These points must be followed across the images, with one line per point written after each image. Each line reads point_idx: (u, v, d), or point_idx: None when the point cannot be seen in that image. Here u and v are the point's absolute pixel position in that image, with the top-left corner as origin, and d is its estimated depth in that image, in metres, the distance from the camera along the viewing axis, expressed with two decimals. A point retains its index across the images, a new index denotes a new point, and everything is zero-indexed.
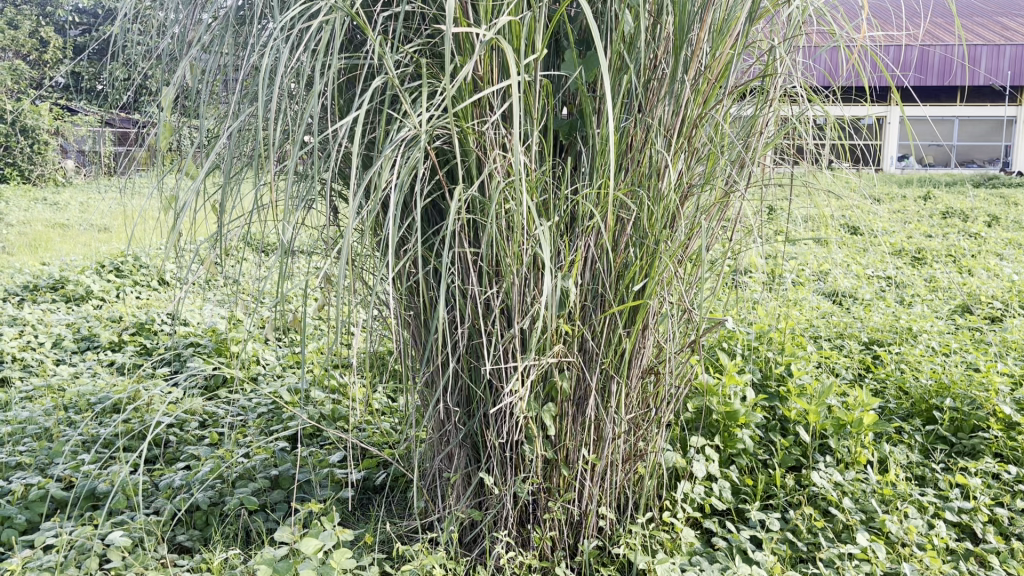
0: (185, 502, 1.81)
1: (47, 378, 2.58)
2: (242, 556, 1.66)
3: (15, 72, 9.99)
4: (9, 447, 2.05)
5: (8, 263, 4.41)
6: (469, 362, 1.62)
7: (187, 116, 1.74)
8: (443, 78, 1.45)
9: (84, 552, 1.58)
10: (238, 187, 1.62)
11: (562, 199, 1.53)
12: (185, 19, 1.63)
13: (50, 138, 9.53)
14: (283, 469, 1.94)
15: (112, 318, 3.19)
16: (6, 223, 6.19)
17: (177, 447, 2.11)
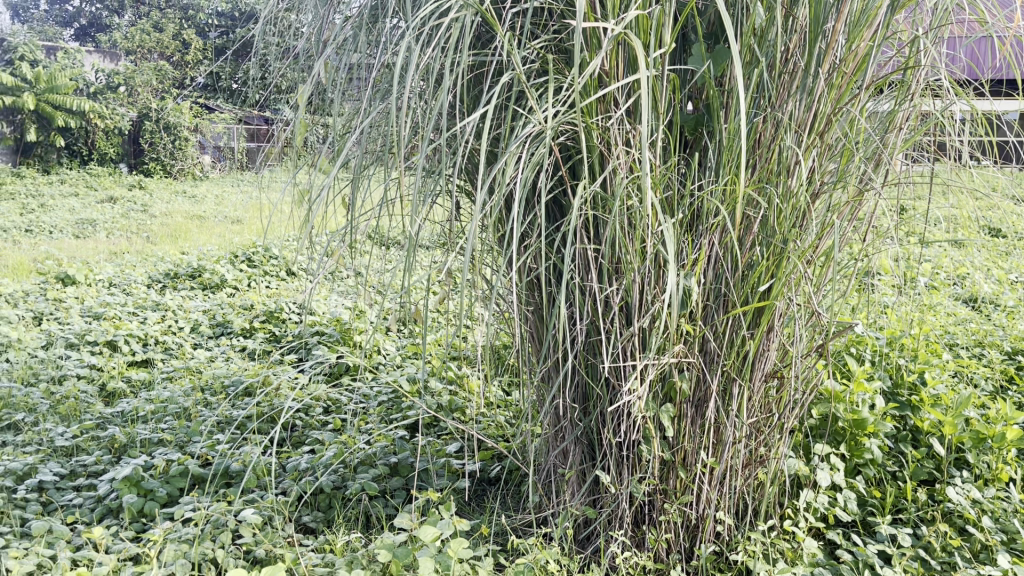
0: (311, 484, 1.88)
1: (186, 360, 2.73)
2: (364, 539, 1.71)
3: (161, 72, 10.60)
4: (153, 424, 2.18)
5: (152, 253, 4.69)
6: (587, 359, 1.62)
7: (320, 113, 1.81)
8: (569, 74, 1.46)
9: (219, 526, 1.67)
10: (366, 182, 1.67)
11: (687, 196, 1.50)
12: (319, 20, 1.69)
13: (189, 134, 10.09)
14: (402, 457, 1.99)
15: (244, 306, 3.35)
16: (150, 214, 6.59)
17: (303, 430, 2.20)
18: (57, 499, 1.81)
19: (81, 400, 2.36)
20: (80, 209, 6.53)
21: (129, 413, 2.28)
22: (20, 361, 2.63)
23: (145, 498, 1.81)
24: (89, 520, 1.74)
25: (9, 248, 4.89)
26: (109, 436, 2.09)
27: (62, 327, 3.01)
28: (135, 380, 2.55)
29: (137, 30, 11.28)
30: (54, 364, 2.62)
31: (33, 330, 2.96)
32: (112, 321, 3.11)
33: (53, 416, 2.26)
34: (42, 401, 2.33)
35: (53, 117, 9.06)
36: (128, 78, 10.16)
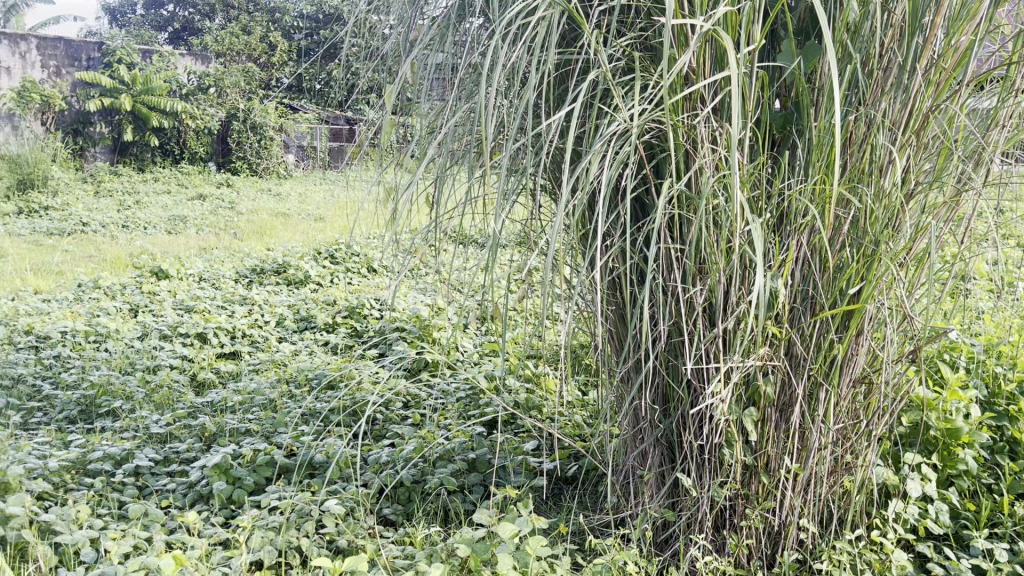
0: (391, 478, 1.91)
1: (272, 353, 2.81)
2: (443, 533, 1.73)
3: (249, 73, 10.92)
4: (241, 414, 2.25)
5: (239, 249, 4.83)
6: (669, 360, 1.60)
7: (405, 112, 1.83)
8: (655, 72, 1.44)
9: (303, 516, 1.71)
10: (450, 180, 1.68)
11: (775, 196, 1.47)
12: (406, 21, 1.71)
13: (274, 134, 10.37)
14: (480, 453, 1.99)
15: (327, 302, 3.42)
16: (238, 212, 6.79)
17: (383, 424, 2.24)
18: (152, 484, 1.89)
19: (174, 390, 2.45)
20: (173, 207, 6.78)
21: (219, 403, 2.35)
22: (118, 351, 2.75)
23: (234, 485, 1.86)
24: (181, 504, 1.81)
25: (107, 242, 5.10)
26: (199, 425, 2.17)
27: (156, 319, 3.13)
28: (224, 371, 2.64)
29: (226, 33, 11.61)
30: (149, 354, 2.74)
31: (129, 322, 3.09)
32: (203, 314, 3.23)
33: (147, 404, 2.35)
34: (138, 389, 2.43)
35: (148, 117, 9.42)
36: (218, 79, 10.48)
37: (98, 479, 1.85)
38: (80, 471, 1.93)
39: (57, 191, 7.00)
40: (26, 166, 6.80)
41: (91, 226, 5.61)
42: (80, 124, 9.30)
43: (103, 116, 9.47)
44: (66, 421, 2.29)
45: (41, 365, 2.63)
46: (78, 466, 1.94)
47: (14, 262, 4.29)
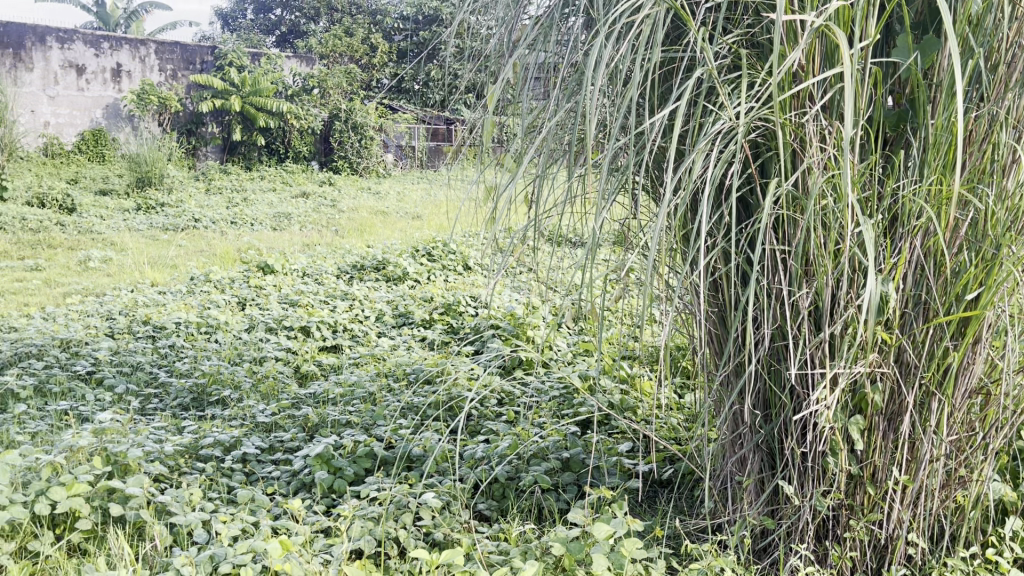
0: (486, 474, 1.93)
1: (371, 348, 2.88)
2: (537, 531, 1.74)
3: (351, 74, 11.20)
4: (342, 406, 2.32)
5: (341, 245, 4.97)
6: (772, 364, 1.56)
7: (506, 112, 1.84)
8: (762, 69, 1.41)
9: (402, 507, 1.75)
10: (550, 180, 1.68)
11: (887, 196, 1.41)
12: (509, 22, 1.72)
13: (374, 133, 10.61)
14: (574, 452, 1.99)
15: (425, 298, 3.48)
16: (339, 209, 7.00)
17: (478, 420, 2.26)
18: (258, 471, 1.96)
19: (279, 380, 2.55)
20: (278, 204, 7.04)
21: (321, 394, 2.43)
22: (228, 342, 2.87)
23: (335, 475, 1.92)
24: (285, 491, 1.88)
25: (218, 238, 5.34)
26: (303, 415, 2.24)
27: (263, 313, 3.25)
28: (326, 364, 2.72)
29: (330, 36, 11.95)
30: (256, 346, 2.85)
31: (238, 314, 3.22)
32: (306, 308, 3.34)
33: (254, 394, 2.45)
34: (246, 379, 2.53)
35: (256, 118, 9.79)
36: (322, 79, 10.77)
37: (209, 464, 1.93)
38: (192, 456, 2.03)
39: (172, 188, 7.37)
40: (145, 164, 7.13)
41: (203, 222, 5.88)
42: (194, 125, 9.82)
43: (214, 117, 9.92)
44: (180, 407, 2.41)
45: (158, 354, 2.77)
46: (191, 450, 2.04)
47: (133, 256, 4.53)
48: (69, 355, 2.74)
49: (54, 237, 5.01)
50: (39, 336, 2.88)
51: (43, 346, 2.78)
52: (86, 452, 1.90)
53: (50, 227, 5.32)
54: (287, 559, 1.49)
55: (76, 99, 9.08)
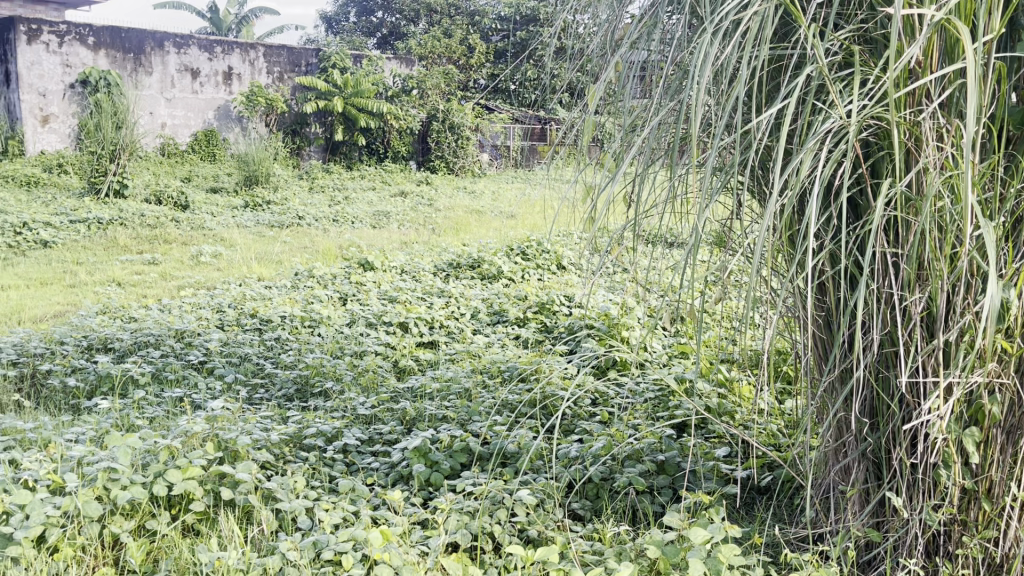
0: (580, 473, 1.93)
1: (467, 345, 2.92)
2: (632, 533, 1.73)
3: (449, 74, 11.34)
4: (439, 401, 2.36)
5: (437, 243, 5.06)
6: (880, 372, 1.51)
7: (607, 111, 1.84)
8: (875, 66, 1.36)
9: (497, 503, 1.77)
10: (652, 179, 1.67)
11: (1009, 198, 1.35)
12: (612, 20, 1.71)
13: (470, 133, 10.72)
14: (670, 455, 1.96)
15: (519, 297, 3.51)
16: (435, 208, 7.11)
17: (572, 420, 2.26)
18: (358, 462, 2.02)
19: (378, 374, 2.61)
20: (376, 203, 7.21)
21: (418, 389, 2.48)
22: (330, 336, 2.96)
23: (431, 468, 1.96)
24: (384, 483, 1.93)
25: (320, 235, 5.51)
26: (401, 408, 2.29)
27: (363, 308, 3.34)
28: (423, 360, 2.77)
29: (428, 37, 12.14)
30: (357, 340, 2.93)
31: (340, 309, 3.32)
32: (404, 304, 3.41)
33: (355, 387, 2.52)
34: (347, 372, 2.61)
35: (357, 119, 10.04)
36: (421, 80, 10.90)
37: (312, 454, 2.00)
38: (297, 445, 2.10)
39: (278, 186, 7.64)
40: (252, 164, 7.39)
41: (306, 219, 6.08)
42: (299, 125, 10.16)
43: (318, 118, 10.25)
44: (285, 397, 2.50)
45: (264, 346, 2.88)
46: (295, 440, 2.11)
47: (242, 252, 4.72)
48: (183, 344, 2.87)
49: (170, 232, 5.26)
50: (157, 326, 3.03)
51: (160, 336, 2.92)
52: (199, 438, 1.99)
53: (166, 223, 5.60)
54: (387, 548, 1.53)
55: (191, 101, 9.53)
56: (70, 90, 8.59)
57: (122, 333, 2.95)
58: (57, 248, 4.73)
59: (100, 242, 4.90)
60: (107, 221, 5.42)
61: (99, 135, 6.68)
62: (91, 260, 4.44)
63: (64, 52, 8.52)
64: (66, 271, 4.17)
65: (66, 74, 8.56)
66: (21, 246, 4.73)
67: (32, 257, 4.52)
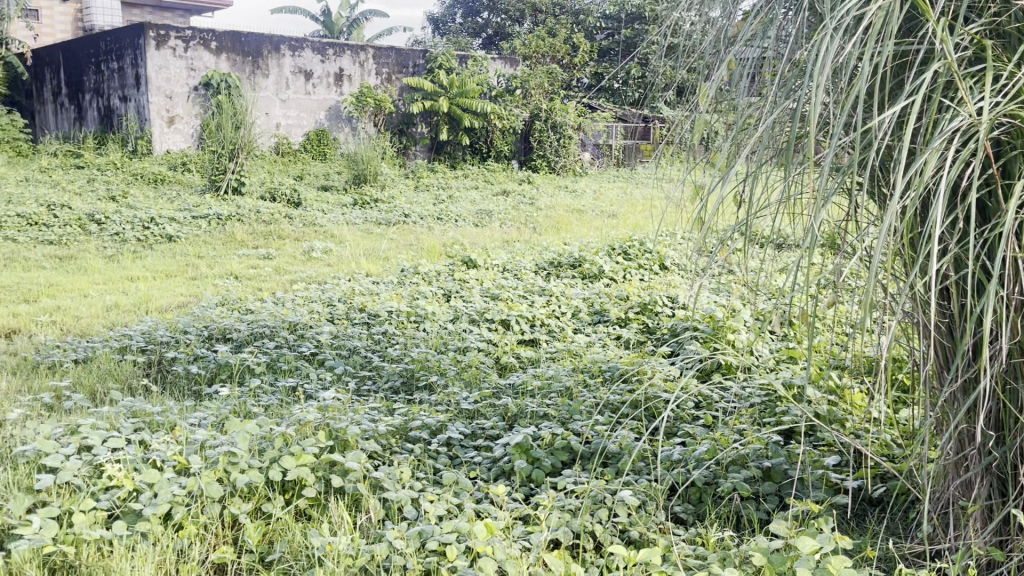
0: (683, 476, 1.91)
1: (568, 343, 2.93)
2: (736, 539, 1.70)
3: (552, 74, 11.33)
4: (540, 398, 2.37)
5: (539, 242, 5.08)
6: (1008, 382, 1.43)
7: (718, 111, 1.81)
8: (1009, 61, 1.30)
9: (598, 502, 1.77)
10: (765, 180, 1.63)
11: None
12: (727, 18, 1.68)
13: (572, 133, 10.70)
14: (777, 462, 1.91)
15: (620, 297, 3.49)
16: (537, 207, 7.13)
17: (675, 422, 2.23)
18: (462, 455, 2.05)
19: (480, 370, 2.66)
20: (479, 201, 7.30)
21: (519, 386, 2.50)
22: (434, 331, 3.03)
23: (533, 465, 1.98)
24: (486, 477, 1.95)
25: (425, 233, 5.62)
26: (503, 405, 2.32)
27: (466, 305, 3.39)
28: (525, 357, 2.79)
29: (532, 37, 12.19)
30: (460, 336, 2.98)
31: (443, 305, 3.38)
32: (506, 302, 3.45)
33: (458, 381, 2.56)
34: (451, 367, 2.65)
35: (461, 118, 10.17)
36: (525, 81, 10.88)
37: (417, 446, 2.05)
38: (402, 436, 2.15)
39: (384, 184, 7.83)
40: (361, 163, 7.60)
41: (411, 218, 6.21)
42: (405, 125, 10.40)
43: (423, 118, 10.46)
44: (391, 390, 2.57)
45: (372, 339, 2.97)
46: (401, 431, 2.17)
47: (351, 248, 4.87)
48: (296, 336, 2.99)
49: (283, 229, 5.48)
50: (272, 318, 3.17)
51: (275, 328, 3.05)
52: (311, 426, 2.07)
53: (280, 220, 5.83)
54: (490, 542, 1.55)
55: (304, 103, 9.88)
56: (194, 92, 9.07)
57: (240, 324, 3.10)
58: (181, 242, 5.00)
59: (219, 237, 5.15)
60: (226, 217, 5.69)
61: (221, 135, 6.96)
62: (211, 254, 4.67)
63: (189, 57, 8.96)
64: (189, 265, 4.40)
65: (191, 76, 9.02)
66: (149, 240, 5.01)
67: (158, 250, 4.79)
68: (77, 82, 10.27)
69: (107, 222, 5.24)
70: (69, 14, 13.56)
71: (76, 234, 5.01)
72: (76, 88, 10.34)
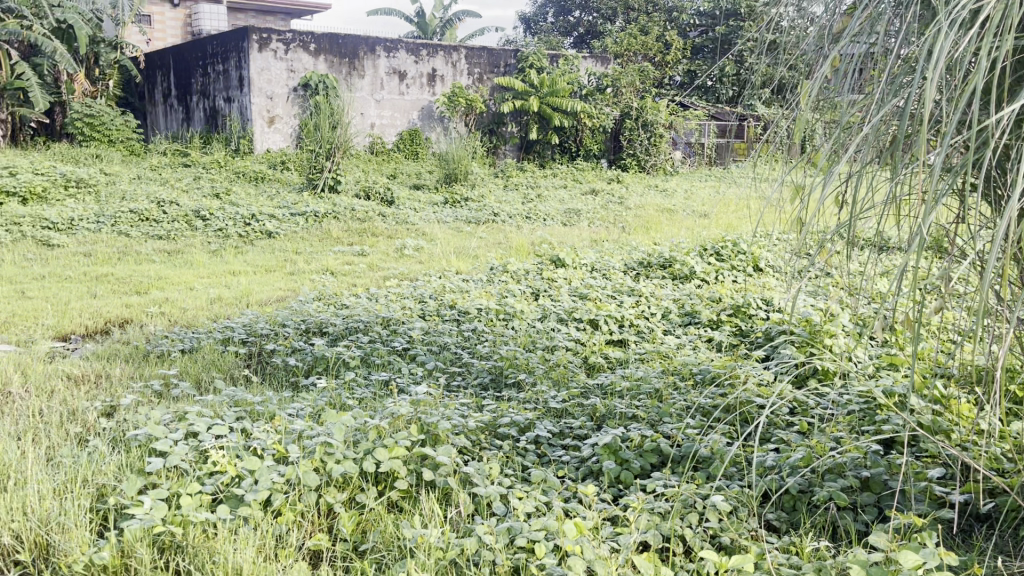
0: (776, 483, 1.86)
1: (657, 345, 2.90)
2: (832, 550, 1.65)
3: (645, 72, 11.20)
4: (629, 399, 2.36)
5: (628, 242, 5.04)
6: None
7: (821, 109, 1.76)
8: None
9: (688, 506, 1.75)
10: (869, 181, 1.57)
11: None
12: (832, 14, 1.63)
13: (664, 131, 10.56)
14: (876, 472, 1.85)
15: (712, 298, 3.43)
16: (627, 207, 7.07)
17: (768, 428, 2.18)
18: (551, 453, 2.06)
19: (568, 369, 2.66)
20: (568, 201, 7.28)
21: (608, 386, 2.49)
22: (522, 330, 3.04)
23: (621, 466, 1.97)
24: (574, 476, 1.96)
25: (515, 231, 5.65)
26: (591, 404, 2.32)
27: (554, 304, 3.40)
28: (613, 357, 2.78)
29: (624, 35, 12.08)
30: (549, 335, 2.99)
31: (532, 304, 3.40)
32: (595, 301, 3.43)
33: (547, 380, 2.57)
34: (539, 365, 2.67)
35: (551, 117, 10.17)
36: (617, 79, 10.79)
37: (506, 443, 2.07)
38: (491, 433, 2.18)
39: (475, 184, 7.91)
40: (452, 162, 7.69)
41: (501, 216, 6.25)
42: (496, 125, 10.50)
43: (514, 117, 10.52)
44: (480, 386, 2.60)
45: (462, 336, 3.01)
46: (490, 428, 2.19)
47: (441, 246, 4.94)
48: (389, 332, 3.06)
49: (377, 226, 5.60)
50: (366, 314, 3.24)
51: (368, 323, 3.13)
52: (404, 420, 2.11)
53: (374, 218, 5.96)
54: (579, 541, 1.56)
55: (398, 103, 10.08)
56: (293, 93, 9.37)
57: (335, 318, 3.19)
58: (280, 238, 5.17)
59: (315, 234, 5.30)
60: (322, 215, 5.86)
61: (319, 135, 7.15)
62: (308, 251, 4.81)
63: (289, 58, 9.26)
64: (287, 260, 4.55)
65: (290, 78, 9.31)
66: (250, 236, 5.21)
67: (259, 246, 4.96)
68: (185, 84, 10.73)
69: (212, 218, 5.46)
70: (179, 19, 14.20)
71: (183, 230, 5.25)
72: (183, 90, 10.81)
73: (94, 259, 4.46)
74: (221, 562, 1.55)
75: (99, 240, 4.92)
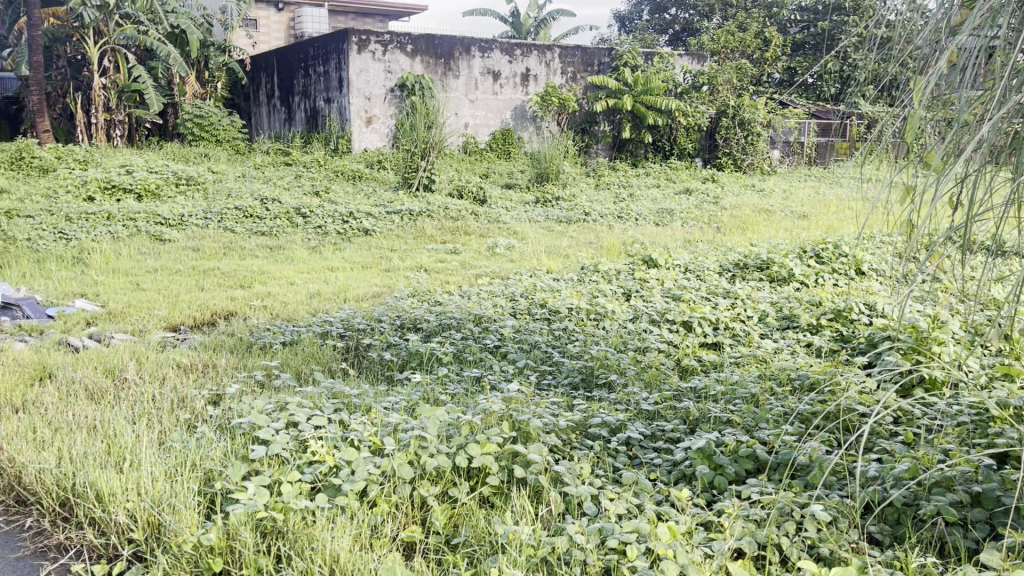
0: (879, 495, 1.80)
1: (753, 348, 2.84)
2: (939, 567, 1.58)
3: (742, 70, 10.94)
4: (724, 403, 2.31)
5: (723, 243, 4.94)
6: None
7: (935, 107, 1.68)
8: None
9: (785, 515, 1.71)
10: (987, 182, 1.49)
11: None
12: (949, 7, 1.55)
13: (761, 130, 10.31)
14: (989, 487, 1.75)
15: (812, 302, 3.33)
16: (722, 207, 6.93)
17: (870, 437, 2.10)
18: (642, 456, 2.04)
19: (661, 371, 2.63)
20: (661, 200, 7.19)
21: (702, 390, 2.45)
22: (614, 330, 3.03)
23: (715, 471, 1.93)
24: (666, 479, 1.93)
25: (607, 231, 5.61)
26: (685, 407, 2.28)
27: (647, 304, 3.36)
28: (707, 360, 2.73)
29: (721, 32, 11.84)
30: (641, 337, 2.97)
31: (624, 304, 3.37)
32: (688, 303, 3.38)
33: (639, 381, 2.54)
34: (631, 366, 2.64)
35: (645, 116, 10.07)
36: (713, 77, 10.58)
37: (597, 443, 2.06)
38: (582, 432, 2.17)
39: (566, 183, 7.90)
40: (544, 161, 7.71)
41: (592, 216, 6.23)
42: (587, 124, 10.50)
43: (607, 116, 10.47)
44: (571, 386, 2.60)
45: (553, 335, 3.01)
46: (581, 428, 2.18)
47: (533, 245, 4.96)
48: (481, 329, 3.09)
49: (470, 225, 5.66)
50: (459, 311, 3.28)
51: (461, 320, 3.17)
52: (496, 417, 2.13)
53: (467, 216, 6.03)
54: (672, 545, 1.54)
55: (491, 103, 10.18)
56: (391, 93, 9.57)
57: (429, 315, 3.24)
58: (376, 236, 5.29)
59: (410, 232, 5.40)
60: (417, 212, 5.96)
61: (415, 134, 7.28)
62: (403, 248, 4.91)
63: (387, 60, 9.45)
64: (383, 257, 4.65)
65: (387, 79, 9.51)
66: (347, 233, 5.34)
67: (356, 243, 5.09)
68: (287, 86, 11.09)
69: (312, 215, 5.64)
70: (282, 23, 14.69)
71: (285, 226, 5.44)
72: (286, 91, 11.18)
73: (202, 254, 4.66)
74: (319, 549, 1.59)
75: (207, 236, 5.14)
